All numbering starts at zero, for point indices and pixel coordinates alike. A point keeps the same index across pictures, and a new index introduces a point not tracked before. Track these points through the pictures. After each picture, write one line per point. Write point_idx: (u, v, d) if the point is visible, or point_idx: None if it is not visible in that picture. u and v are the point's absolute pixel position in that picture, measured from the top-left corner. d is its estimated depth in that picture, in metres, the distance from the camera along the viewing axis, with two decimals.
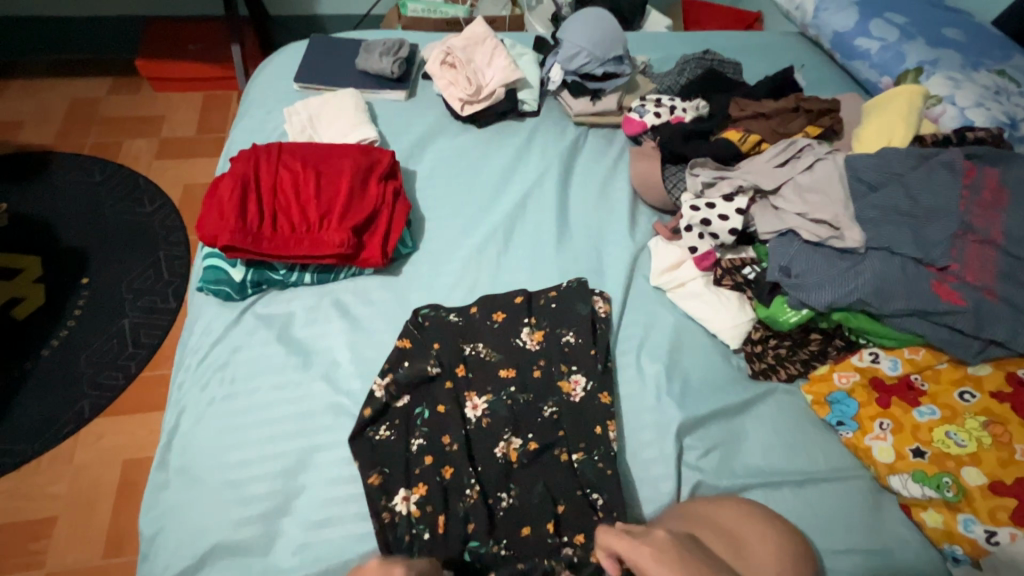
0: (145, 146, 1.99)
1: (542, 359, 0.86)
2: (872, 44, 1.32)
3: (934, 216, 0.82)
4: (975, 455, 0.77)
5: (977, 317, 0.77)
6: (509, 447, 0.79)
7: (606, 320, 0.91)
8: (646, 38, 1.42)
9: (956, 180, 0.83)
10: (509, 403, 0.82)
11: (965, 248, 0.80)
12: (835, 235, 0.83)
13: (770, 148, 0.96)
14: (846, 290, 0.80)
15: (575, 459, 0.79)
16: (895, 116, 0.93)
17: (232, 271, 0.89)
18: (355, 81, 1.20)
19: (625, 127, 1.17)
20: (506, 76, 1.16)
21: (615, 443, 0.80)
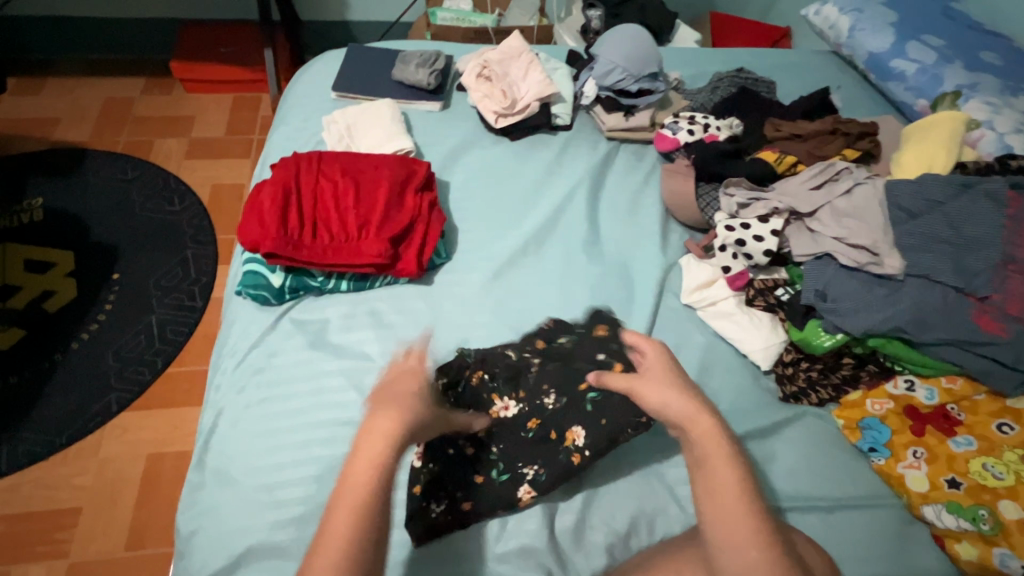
0: (176, 146, 2.04)
1: (562, 390, 0.82)
2: (909, 66, 1.31)
3: (976, 246, 0.81)
4: (1013, 489, 0.76)
5: (1020, 350, 0.76)
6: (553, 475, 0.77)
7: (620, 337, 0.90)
8: (678, 55, 1.42)
9: (999, 209, 0.82)
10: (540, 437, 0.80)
11: (1007, 279, 0.79)
12: (873, 260, 0.83)
13: (807, 170, 0.96)
14: (883, 317, 0.79)
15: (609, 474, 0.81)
16: (936, 143, 0.92)
17: (271, 277, 0.91)
18: (391, 91, 1.22)
19: (657, 143, 1.17)
20: (541, 91, 1.17)
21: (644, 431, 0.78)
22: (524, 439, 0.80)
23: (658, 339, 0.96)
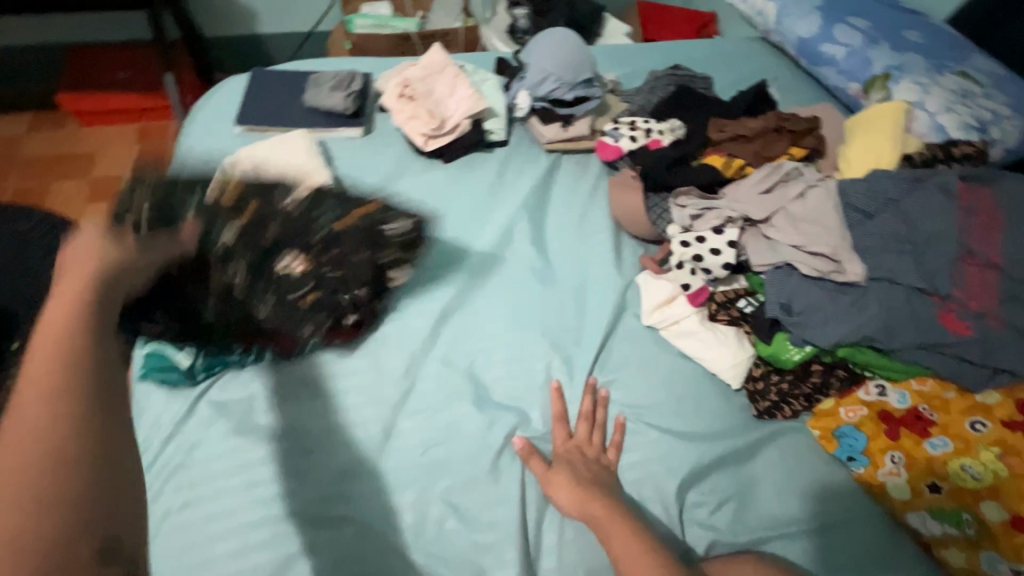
0: (75, 188, 1.82)
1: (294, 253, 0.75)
2: (838, 50, 1.30)
3: (933, 242, 0.78)
4: (993, 489, 0.74)
5: (987, 347, 0.74)
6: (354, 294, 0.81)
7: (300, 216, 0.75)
8: (611, 53, 1.36)
9: (951, 202, 0.79)
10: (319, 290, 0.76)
11: (965, 274, 0.77)
12: (834, 268, 0.79)
13: (755, 173, 0.92)
14: (851, 327, 0.76)
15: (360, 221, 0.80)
16: (880, 136, 0.89)
17: (179, 357, 0.79)
18: (304, 120, 1.09)
19: (600, 152, 1.10)
20: (470, 107, 1.08)
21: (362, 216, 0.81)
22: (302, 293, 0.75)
23: (624, 368, 0.90)
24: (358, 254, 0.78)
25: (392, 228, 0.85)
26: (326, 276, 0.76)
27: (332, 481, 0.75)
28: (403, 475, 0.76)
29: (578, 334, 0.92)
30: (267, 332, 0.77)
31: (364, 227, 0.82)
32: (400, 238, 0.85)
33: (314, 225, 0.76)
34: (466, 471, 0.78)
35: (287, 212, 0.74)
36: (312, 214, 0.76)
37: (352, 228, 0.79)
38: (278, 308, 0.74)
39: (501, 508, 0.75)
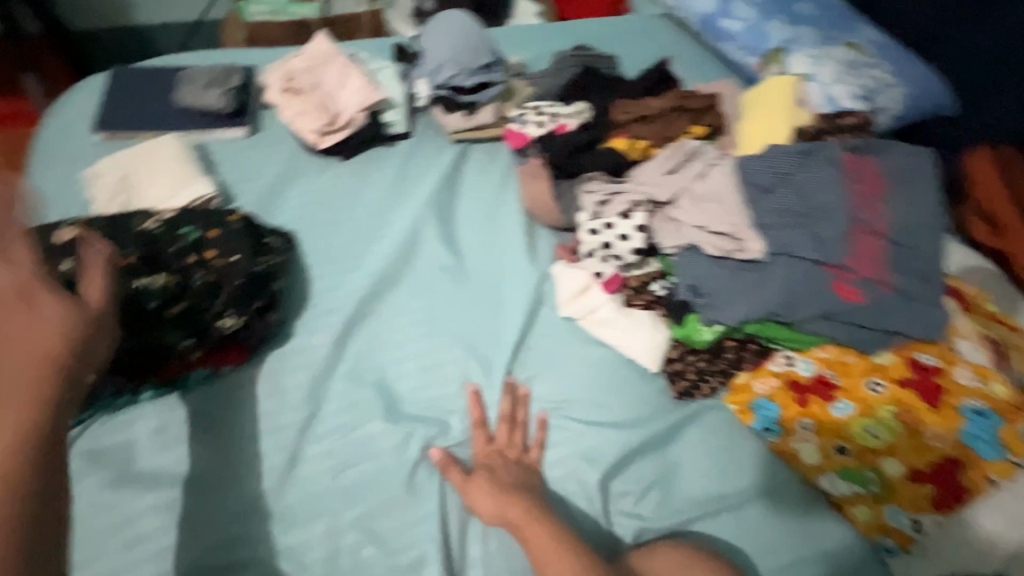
0: None
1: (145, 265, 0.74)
2: (737, 26, 1.31)
3: (827, 214, 0.80)
4: (892, 446, 0.77)
5: (878, 312, 0.77)
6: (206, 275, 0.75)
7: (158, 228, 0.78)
8: (515, 35, 1.31)
9: (839, 173, 0.81)
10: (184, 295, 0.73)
11: (858, 242, 0.79)
12: (737, 247, 0.80)
13: (661, 154, 0.91)
14: (756, 304, 0.77)
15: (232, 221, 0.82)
16: (774, 111, 0.91)
17: None
18: (176, 122, 0.98)
19: (508, 140, 1.06)
20: (364, 99, 1.01)
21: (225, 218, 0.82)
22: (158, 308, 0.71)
23: (543, 364, 0.88)
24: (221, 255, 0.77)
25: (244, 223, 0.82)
26: (184, 288, 0.73)
27: (228, 524, 0.68)
28: (310, 507, 0.71)
29: (492, 333, 0.89)
30: (122, 369, 0.71)
31: (211, 224, 0.81)
32: (249, 238, 0.81)
33: (168, 236, 0.77)
34: (380, 494, 0.73)
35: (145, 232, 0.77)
36: (175, 233, 0.77)
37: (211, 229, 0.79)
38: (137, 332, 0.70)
39: (420, 528, 0.71)
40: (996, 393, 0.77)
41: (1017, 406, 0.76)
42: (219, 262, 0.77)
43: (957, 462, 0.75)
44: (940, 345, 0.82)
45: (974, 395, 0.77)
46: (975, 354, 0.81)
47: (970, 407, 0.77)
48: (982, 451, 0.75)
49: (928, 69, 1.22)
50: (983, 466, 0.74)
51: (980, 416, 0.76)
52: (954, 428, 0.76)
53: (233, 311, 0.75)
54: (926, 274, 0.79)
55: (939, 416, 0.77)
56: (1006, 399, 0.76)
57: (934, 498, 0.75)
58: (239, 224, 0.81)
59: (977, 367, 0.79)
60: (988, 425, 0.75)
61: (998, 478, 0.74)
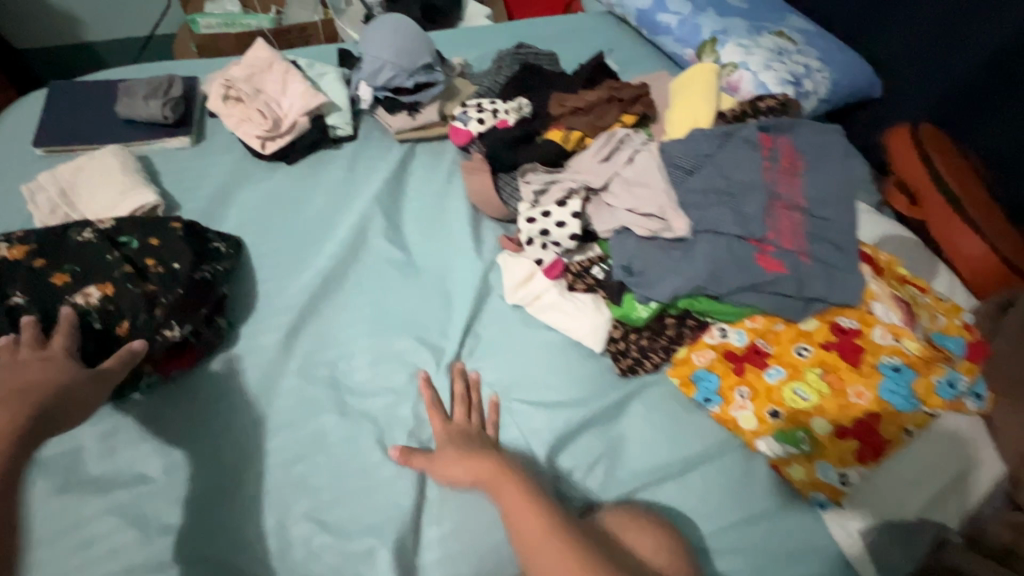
0: None
1: (84, 277, 0.73)
2: (672, 20, 1.36)
3: (747, 191, 0.85)
4: (819, 406, 0.82)
5: (799, 280, 0.81)
6: (147, 286, 0.75)
7: (96, 238, 0.77)
8: (459, 37, 1.34)
9: (758, 153, 0.87)
10: (128, 301, 0.72)
11: (777, 216, 0.84)
12: (664, 226, 0.84)
13: (593, 143, 0.95)
14: (683, 280, 0.80)
15: (175, 226, 0.81)
16: (697, 97, 0.95)
17: None
18: (118, 134, 0.99)
19: (453, 138, 1.09)
20: (306, 104, 1.03)
21: (174, 224, 0.81)
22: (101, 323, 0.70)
23: (492, 350, 0.91)
24: (168, 263, 0.77)
25: (185, 229, 0.81)
26: (126, 297, 0.72)
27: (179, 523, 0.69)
28: (262, 500, 0.72)
29: (441, 323, 0.91)
30: None
31: (152, 232, 0.80)
32: (196, 247, 0.82)
33: (106, 247, 0.76)
34: (332, 483, 0.75)
35: (86, 243, 0.76)
36: (118, 246, 0.78)
37: (154, 238, 0.79)
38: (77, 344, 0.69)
39: (373, 513, 0.73)
40: (910, 349, 0.83)
41: (927, 360, 0.82)
42: (163, 270, 0.77)
43: (877, 417, 0.80)
44: (859, 309, 0.87)
45: (889, 353, 0.83)
46: (891, 315, 0.86)
47: (886, 364, 0.82)
48: (900, 404, 0.80)
49: (853, 54, 1.28)
50: (901, 418, 0.80)
51: (896, 372, 0.81)
52: (873, 385, 0.81)
53: (177, 321, 0.74)
54: (839, 244, 0.85)
55: (860, 375, 0.82)
56: (917, 355, 0.82)
57: (859, 452, 0.80)
58: (181, 231, 0.81)
59: (892, 327, 0.85)
60: (903, 379, 0.81)
61: (914, 428, 0.79)
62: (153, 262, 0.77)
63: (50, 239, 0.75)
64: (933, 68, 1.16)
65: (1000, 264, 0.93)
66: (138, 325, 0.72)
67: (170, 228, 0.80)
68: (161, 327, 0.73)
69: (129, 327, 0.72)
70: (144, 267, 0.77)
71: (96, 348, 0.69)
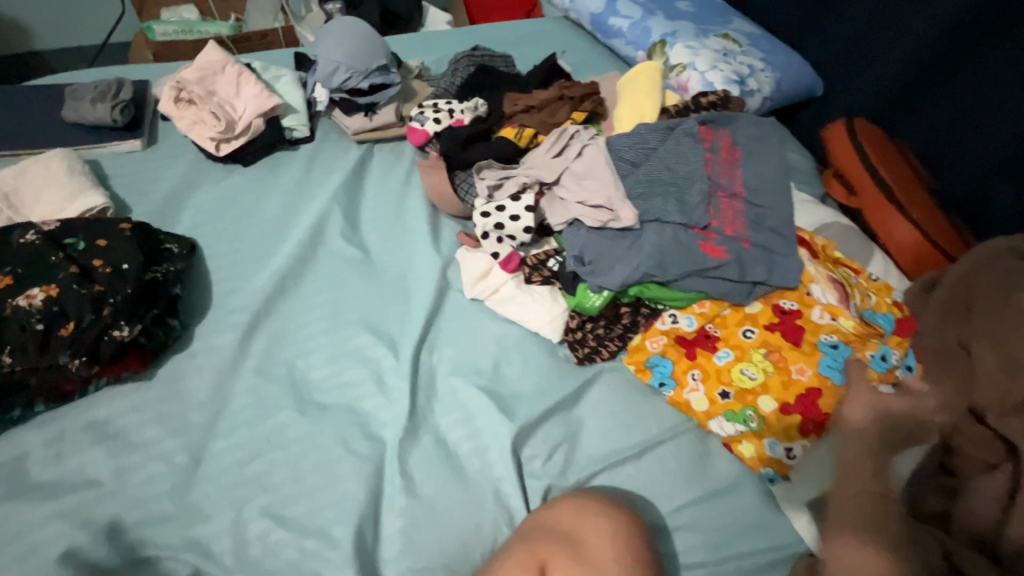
0: None
1: (27, 279, 0.72)
2: (623, 23, 1.41)
3: (690, 181, 0.90)
4: (765, 384, 0.86)
5: (739, 265, 0.86)
6: (93, 286, 0.73)
7: (40, 240, 0.76)
8: (416, 41, 1.36)
9: (699, 145, 0.93)
10: (73, 301, 0.71)
11: (719, 205, 0.90)
12: (612, 217, 0.87)
13: (545, 140, 0.98)
14: (631, 268, 0.84)
15: (123, 227, 0.80)
16: (643, 94, 1.01)
17: None
18: (64, 138, 0.97)
19: (410, 138, 1.10)
20: (260, 105, 1.03)
21: (121, 225, 0.80)
22: (44, 324, 0.69)
23: (451, 342, 0.91)
24: (115, 263, 0.76)
25: (134, 229, 0.81)
26: (72, 297, 0.71)
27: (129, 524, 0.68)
28: (219, 499, 0.72)
29: (399, 319, 0.92)
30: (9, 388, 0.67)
31: (99, 233, 0.79)
32: (145, 246, 0.81)
33: (51, 250, 0.75)
34: (291, 479, 0.74)
35: (29, 246, 0.75)
36: (62, 248, 0.76)
37: (101, 239, 0.78)
38: (19, 348, 0.67)
39: (332, 507, 0.73)
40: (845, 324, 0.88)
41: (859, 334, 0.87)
42: (110, 270, 0.76)
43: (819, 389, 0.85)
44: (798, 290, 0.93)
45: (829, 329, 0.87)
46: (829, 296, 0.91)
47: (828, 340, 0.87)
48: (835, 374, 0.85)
49: (794, 55, 1.35)
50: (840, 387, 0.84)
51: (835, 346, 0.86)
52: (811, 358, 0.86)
53: (126, 320, 0.73)
54: (777, 229, 0.90)
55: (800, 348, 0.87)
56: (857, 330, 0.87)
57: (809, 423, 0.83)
58: (129, 231, 0.80)
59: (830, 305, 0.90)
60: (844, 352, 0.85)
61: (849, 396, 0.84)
62: (99, 262, 0.76)
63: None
64: (868, 67, 1.23)
65: (930, 249, 0.99)
66: (84, 325, 0.70)
67: (118, 229, 0.80)
68: (108, 326, 0.71)
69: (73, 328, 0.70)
70: (90, 268, 0.76)
71: (38, 350, 0.68)
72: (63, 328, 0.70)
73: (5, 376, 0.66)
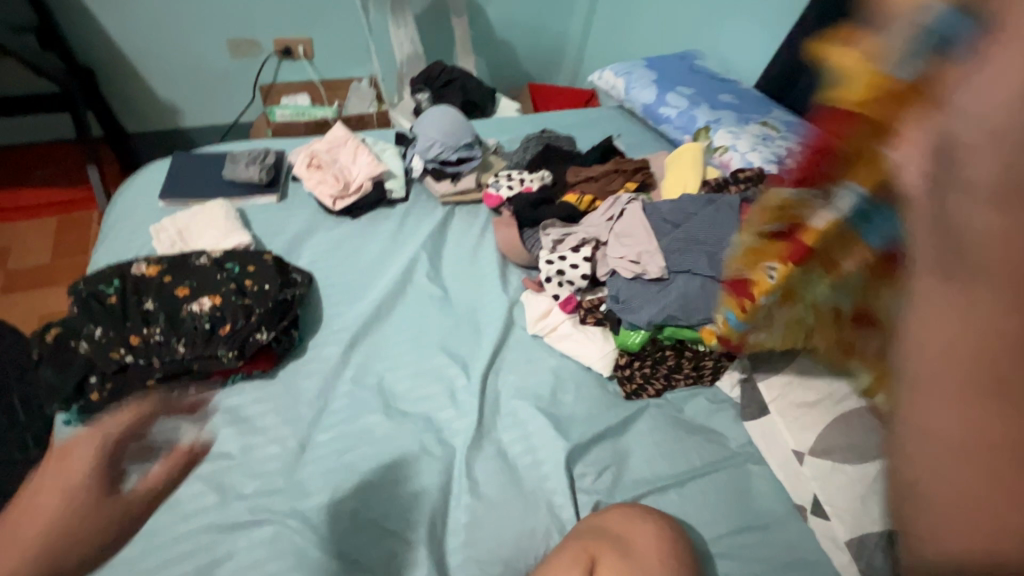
0: None
1: (201, 291, 0.94)
2: (672, 112, 1.63)
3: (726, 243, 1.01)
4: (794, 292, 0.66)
5: None
6: (244, 300, 0.95)
7: (210, 263, 0.99)
8: (494, 124, 1.62)
9: (736, 214, 1.05)
10: (230, 310, 0.93)
11: None
12: (645, 266, 1.03)
13: (602, 206, 1.17)
14: (657, 310, 0.99)
15: (268, 257, 1.03)
16: (686, 169, 1.20)
17: None
18: (222, 192, 1.24)
19: (486, 201, 1.32)
20: (370, 171, 1.28)
21: (267, 256, 1.03)
22: (209, 325, 0.90)
23: (514, 369, 1.05)
24: (261, 284, 0.98)
25: (275, 260, 1.03)
26: (230, 307, 0.93)
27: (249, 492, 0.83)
28: (318, 479, 0.86)
29: (471, 347, 1.07)
30: (177, 372, 0.87)
31: (251, 261, 1.02)
32: (282, 273, 1.02)
33: (219, 271, 0.98)
34: (377, 470, 0.88)
35: (203, 267, 0.99)
36: (224, 269, 0.99)
37: (251, 264, 1.01)
38: (191, 341, 0.88)
39: (409, 496, 0.85)
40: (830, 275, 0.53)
41: (871, 87, 0.31)
42: (257, 289, 0.97)
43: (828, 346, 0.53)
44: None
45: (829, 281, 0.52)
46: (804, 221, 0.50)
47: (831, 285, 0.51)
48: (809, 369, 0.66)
49: None
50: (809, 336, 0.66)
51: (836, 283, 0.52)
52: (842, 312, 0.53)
53: (265, 327, 0.93)
54: None
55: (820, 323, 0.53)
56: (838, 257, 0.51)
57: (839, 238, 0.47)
58: (272, 261, 1.02)
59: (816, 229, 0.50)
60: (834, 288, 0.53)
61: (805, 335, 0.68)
62: (249, 282, 0.98)
63: (177, 264, 0.98)
64: None
65: None
66: (236, 328, 0.91)
67: (264, 258, 1.02)
68: (252, 331, 0.91)
69: (229, 330, 0.91)
70: (243, 286, 0.98)
71: (203, 344, 0.89)
72: (222, 329, 0.90)
73: (177, 361, 0.87)
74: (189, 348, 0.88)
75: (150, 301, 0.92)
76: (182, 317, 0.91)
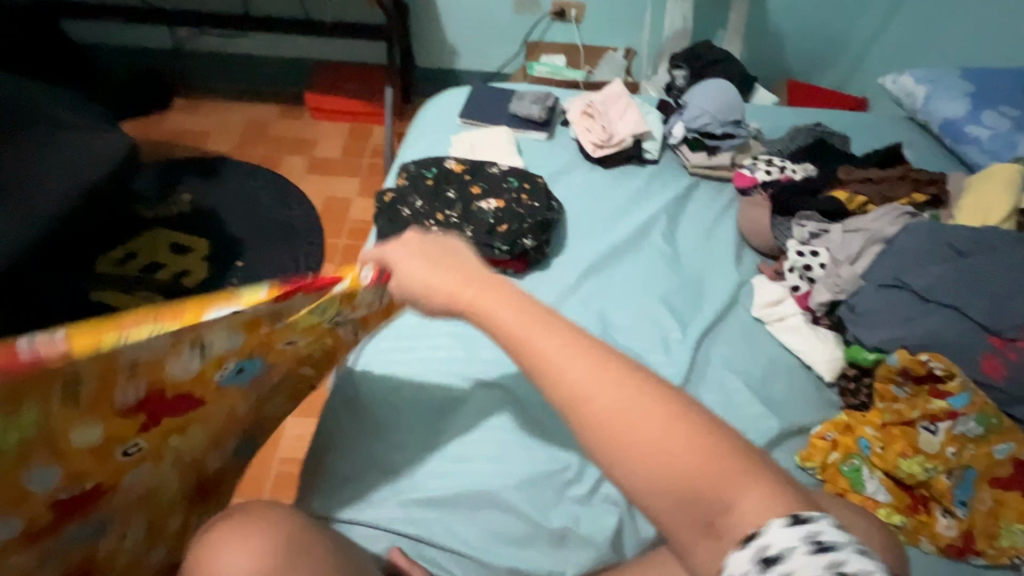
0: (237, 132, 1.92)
1: (492, 191, 1.19)
2: (983, 132, 1.37)
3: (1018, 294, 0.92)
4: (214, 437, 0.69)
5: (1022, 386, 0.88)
6: (501, 204, 1.17)
7: (502, 175, 1.23)
8: (764, 110, 1.52)
9: None
10: (500, 211, 1.15)
11: None
12: (906, 286, 0.98)
13: (880, 211, 1.09)
14: (897, 334, 0.95)
15: (532, 183, 1.22)
16: (995, 190, 1.13)
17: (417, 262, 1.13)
18: (506, 120, 1.43)
19: (737, 179, 1.29)
20: (634, 128, 1.33)
21: (539, 181, 1.23)
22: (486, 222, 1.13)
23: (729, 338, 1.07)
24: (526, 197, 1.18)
25: (541, 185, 1.21)
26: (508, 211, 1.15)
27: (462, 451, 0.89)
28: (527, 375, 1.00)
29: (693, 311, 1.10)
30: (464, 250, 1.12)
31: (535, 186, 1.22)
32: (544, 198, 1.20)
33: (501, 182, 1.22)
34: None
35: (496, 177, 1.23)
36: (510, 182, 1.22)
37: (525, 186, 1.22)
38: (475, 226, 1.12)
39: None
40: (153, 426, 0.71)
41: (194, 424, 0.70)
42: (525, 201, 1.18)
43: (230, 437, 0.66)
44: None
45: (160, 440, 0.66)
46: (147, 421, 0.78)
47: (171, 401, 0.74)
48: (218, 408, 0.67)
49: None
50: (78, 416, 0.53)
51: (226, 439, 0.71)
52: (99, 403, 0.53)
53: (531, 236, 1.12)
54: None
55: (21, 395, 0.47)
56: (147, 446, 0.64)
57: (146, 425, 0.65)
58: (539, 184, 1.22)
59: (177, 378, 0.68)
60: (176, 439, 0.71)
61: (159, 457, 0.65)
62: (525, 195, 1.19)
63: (456, 175, 1.22)
64: None
65: None
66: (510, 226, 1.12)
67: (531, 183, 1.22)
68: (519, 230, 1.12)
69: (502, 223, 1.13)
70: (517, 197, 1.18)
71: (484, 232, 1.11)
72: (493, 225, 1.12)
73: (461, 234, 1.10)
74: (473, 228, 1.12)
75: (453, 194, 1.18)
76: (464, 210, 1.16)
